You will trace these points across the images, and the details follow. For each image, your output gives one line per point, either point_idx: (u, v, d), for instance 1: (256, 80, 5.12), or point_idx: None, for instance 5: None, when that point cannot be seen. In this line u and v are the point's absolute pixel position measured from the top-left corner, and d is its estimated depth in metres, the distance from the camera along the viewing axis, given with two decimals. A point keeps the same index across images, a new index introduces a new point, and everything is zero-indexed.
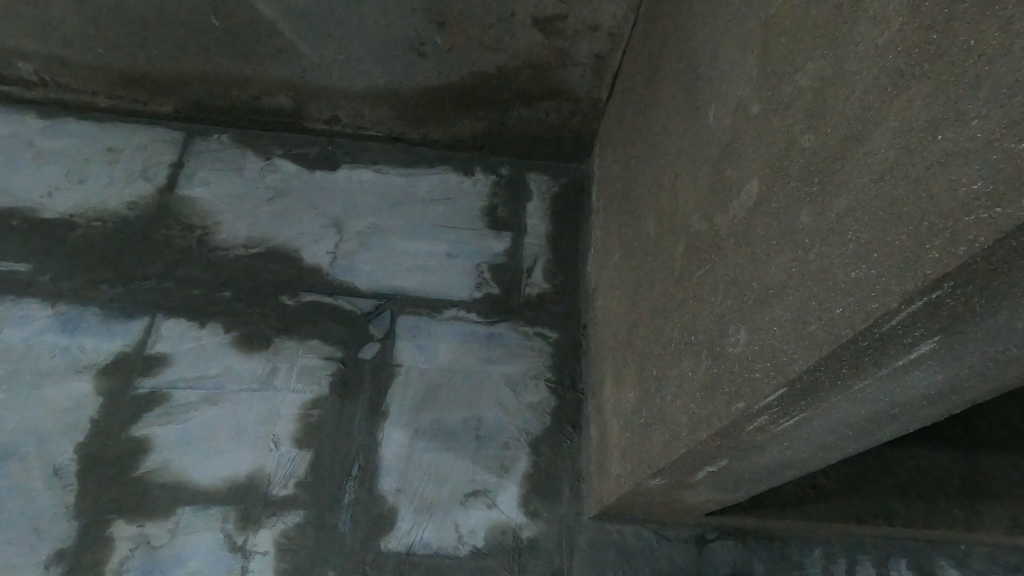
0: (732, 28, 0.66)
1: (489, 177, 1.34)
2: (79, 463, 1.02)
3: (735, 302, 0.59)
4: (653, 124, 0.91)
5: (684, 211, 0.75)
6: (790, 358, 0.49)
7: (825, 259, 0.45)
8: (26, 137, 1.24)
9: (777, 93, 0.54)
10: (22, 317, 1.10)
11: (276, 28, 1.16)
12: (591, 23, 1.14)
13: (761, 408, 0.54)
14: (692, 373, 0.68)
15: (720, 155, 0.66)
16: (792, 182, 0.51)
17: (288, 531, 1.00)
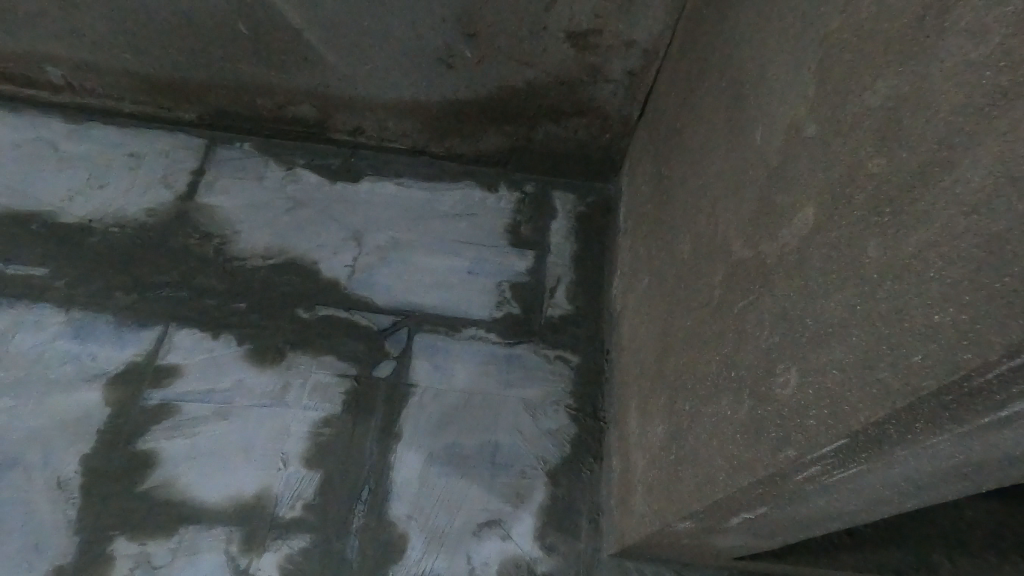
0: (786, 45, 0.62)
1: (514, 193, 1.30)
2: (84, 475, 0.98)
3: (784, 338, 0.54)
4: (691, 143, 0.86)
5: (725, 237, 0.70)
6: (853, 404, 0.44)
7: (899, 298, 0.40)
8: (50, 141, 1.23)
9: (841, 113, 0.50)
10: (35, 323, 1.08)
11: (304, 37, 1.14)
12: (626, 39, 1.10)
13: (814, 458, 0.49)
14: (731, 412, 0.63)
15: (768, 179, 0.61)
16: (857, 210, 0.46)
17: (292, 555, 0.96)
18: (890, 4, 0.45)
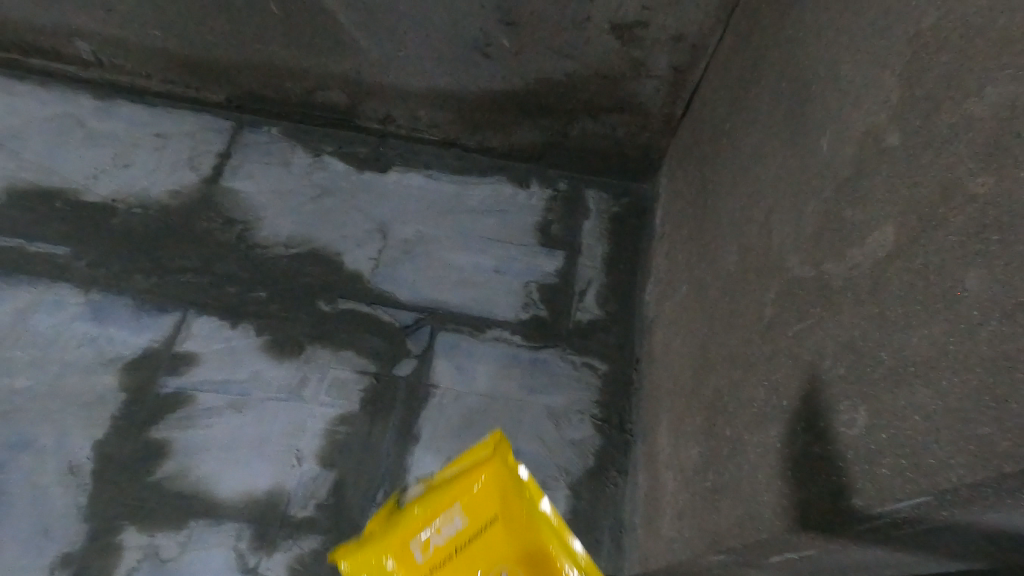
0: (865, 43, 0.55)
1: (547, 191, 1.26)
2: (95, 462, 0.96)
3: (850, 371, 0.49)
4: (742, 147, 0.81)
5: (779, 251, 0.65)
6: (942, 459, 0.40)
7: (1009, 341, 0.36)
8: (78, 118, 1.21)
9: (934, 122, 0.45)
10: (54, 303, 1.06)
11: (337, 20, 1.10)
12: (675, 33, 1.03)
13: (879, 513, 0.44)
14: (782, 446, 0.58)
15: (836, 191, 0.56)
16: (952, 234, 0.42)
17: (302, 557, 0.92)
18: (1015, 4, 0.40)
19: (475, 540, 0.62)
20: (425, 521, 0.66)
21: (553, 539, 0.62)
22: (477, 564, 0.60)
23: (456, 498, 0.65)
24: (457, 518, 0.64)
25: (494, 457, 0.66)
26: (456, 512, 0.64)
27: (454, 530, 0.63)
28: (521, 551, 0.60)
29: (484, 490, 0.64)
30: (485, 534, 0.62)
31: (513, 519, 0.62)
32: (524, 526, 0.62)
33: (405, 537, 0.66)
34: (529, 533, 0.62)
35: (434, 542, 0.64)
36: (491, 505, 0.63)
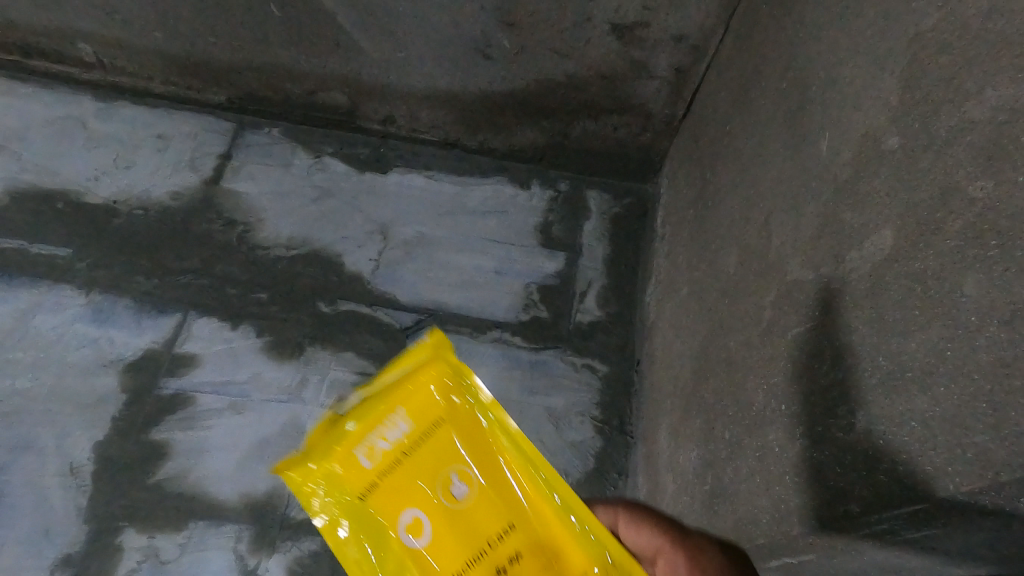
0: (866, 44, 0.55)
1: (547, 191, 1.25)
2: (96, 463, 0.96)
3: (848, 375, 0.49)
4: (743, 148, 0.80)
5: (779, 254, 0.64)
6: (939, 468, 0.40)
7: (1007, 349, 0.36)
8: (79, 119, 1.21)
9: (934, 125, 0.45)
10: (55, 304, 1.06)
11: (336, 21, 1.09)
12: (676, 33, 1.02)
13: (875, 521, 0.45)
14: (781, 450, 0.57)
15: (835, 194, 0.55)
16: (950, 239, 0.41)
17: (302, 558, 0.93)
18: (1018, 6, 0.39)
19: (423, 446, 0.44)
20: (366, 405, 0.44)
21: (519, 441, 0.45)
22: (422, 472, 0.44)
23: (401, 388, 0.45)
24: (400, 422, 0.44)
25: (438, 355, 0.46)
26: (403, 411, 0.45)
27: (396, 436, 0.44)
28: (479, 450, 0.44)
29: (425, 385, 0.45)
30: (432, 441, 0.44)
31: (464, 419, 0.45)
32: (480, 426, 0.45)
33: (340, 443, 0.44)
34: (486, 435, 0.45)
35: (376, 449, 0.44)
36: (437, 405, 0.45)
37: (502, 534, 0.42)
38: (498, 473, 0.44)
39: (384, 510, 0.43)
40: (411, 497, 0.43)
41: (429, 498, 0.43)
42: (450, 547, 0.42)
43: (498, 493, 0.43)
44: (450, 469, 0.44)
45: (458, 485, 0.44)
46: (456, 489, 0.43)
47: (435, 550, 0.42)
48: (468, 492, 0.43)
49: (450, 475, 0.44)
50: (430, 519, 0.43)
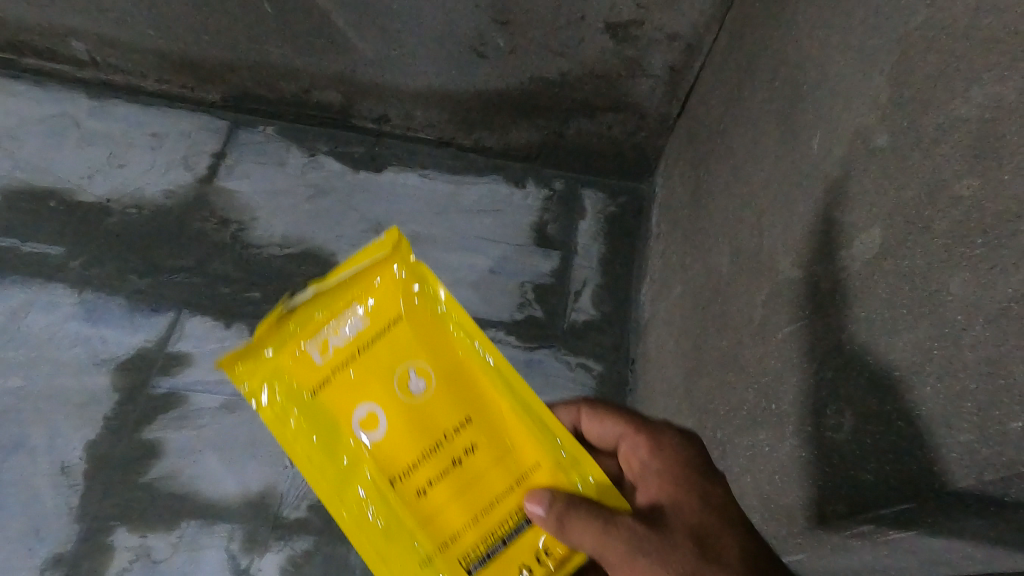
0: (856, 42, 0.55)
1: (542, 190, 1.25)
2: (88, 462, 0.96)
3: (837, 375, 0.49)
4: (736, 147, 0.80)
5: (770, 252, 0.64)
6: (926, 465, 0.40)
7: (993, 348, 0.36)
8: (72, 117, 1.20)
9: (922, 123, 0.44)
10: (48, 303, 1.05)
11: (330, 20, 1.08)
12: (670, 32, 1.02)
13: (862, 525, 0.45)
14: (771, 449, 0.57)
15: (825, 193, 0.55)
16: (937, 238, 0.41)
17: (295, 557, 0.92)
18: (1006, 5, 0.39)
19: (379, 342, 0.48)
20: (325, 305, 0.48)
21: (469, 331, 0.50)
22: (378, 366, 0.48)
23: (354, 283, 0.48)
24: (355, 317, 0.48)
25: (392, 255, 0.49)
26: (359, 306, 0.48)
27: (352, 330, 0.48)
28: (432, 343, 0.49)
29: (383, 285, 0.49)
30: (388, 337, 0.48)
31: (418, 314, 0.49)
32: (434, 322, 0.49)
33: (301, 340, 0.47)
34: (441, 332, 0.49)
35: (333, 344, 0.48)
36: (394, 304, 0.49)
37: (456, 416, 0.48)
38: (450, 365, 0.49)
39: (343, 399, 0.47)
40: (369, 390, 0.47)
41: (386, 391, 0.47)
42: (405, 432, 0.47)
43: (451, 385, 0.48)
44: (406, 364, 0.48)
45: (415, 378, 0.48)
46: (411, 381, 0.48)
47: (393, 436, 0.47)
48: (423, 383, 0.48)
49: (406, 369, 0.48)
50: (387, 411, 0.47)
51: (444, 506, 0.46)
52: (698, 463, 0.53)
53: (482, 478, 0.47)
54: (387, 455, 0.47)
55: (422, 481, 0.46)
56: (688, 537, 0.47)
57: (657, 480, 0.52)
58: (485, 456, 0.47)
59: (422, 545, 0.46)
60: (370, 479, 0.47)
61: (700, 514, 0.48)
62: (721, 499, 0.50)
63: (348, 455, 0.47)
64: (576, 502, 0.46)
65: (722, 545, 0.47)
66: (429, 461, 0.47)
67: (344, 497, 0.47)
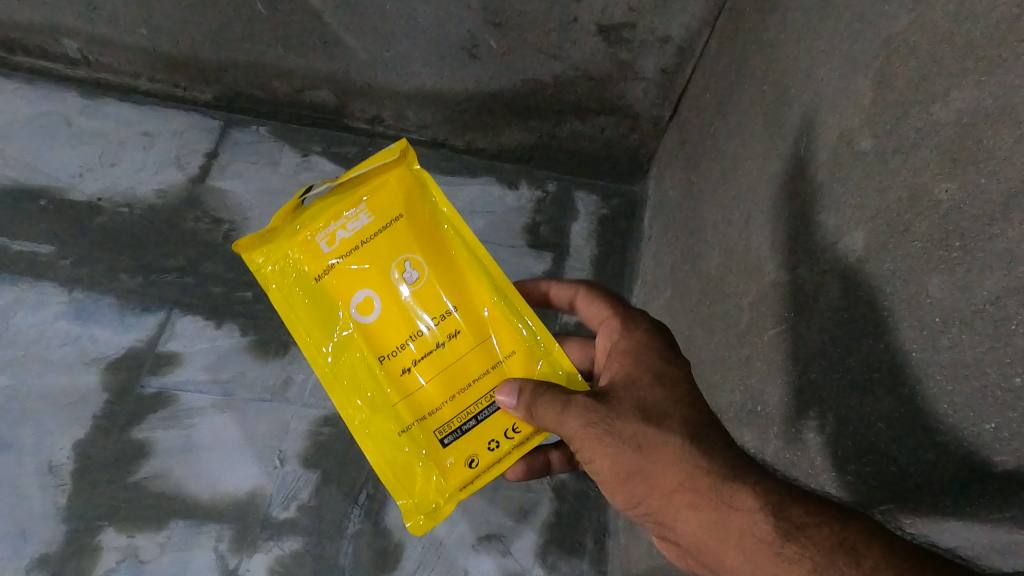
0: (841, 47, 0.55)
1: (535, 192, 1.26)
2: (76, 461, 0.95)
3: (820, 377, 0.50)
4: (725, 150, 0.80)
5: (757, 255, 0.65)
6: (904, 466, 0.41)
7: (969, 349, 0.37)
8: (64, 116, 1.20)
9: (902, 128, 0.45)
10: (37, 302, 1.05)
11: (323, 21, 1.08)
12: (662, 35, 1.02)
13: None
14: (755, 450, 0.58)
15: (810, 196, 0.56)
16: (917, 241, 0.42)
17: (284, 558, 0.93)
18: (986, 11, 0.39)
19: (380, 236, 0.62)
20: (338, 200, 0.62)
21: (458, 236, 0.64)
22: (379, 256, 0.61)
23: (365, 187, 0.62)
24: (363, 215, 0.62)
25: (399, 164, 0.63)
26: (365, 207, 0.62)
27: (360, 225, 0.62)
28: (425, 242, 0.62)
29: (389, 188, 0.63)
30: (388, 231, 0.62)
31: (418, 218, 0.63)
32: (429, 225, 0.63)
33: (318, 227, 0.62)
34: (434, 234, 0.63)
35: (340, 234, 0.61)
36: (396, 205, 0.62)
37: (440, 305, 0.62)
38: (439, 260, 0.63)
39: (349, 281, 0.61)
40: (369, 276, 0.61)
41: (382, 279, 0.61)
42: (397, 312, 0.61)
43: (438, 277, 0.62)
44: (401, 259, 0.62)
45: (409, 271, 0.62)
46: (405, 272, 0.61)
47: (386, 314, 0.61)
48: (415, 275, 0.62)
49: (402, 262, 0.62)
50: (382, 295, 0.61)
51: (426, 372, 0.61)
52: (660, 345, 0.58)
53: (458, 355, 0.62)
54: (382, 327, 0.61)
55: (408, 354, 0.61)
56: (634, 406, 0.53)
57: (622, 358, 0.58)
58: (463, 341, 0.62)
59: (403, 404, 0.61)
60: (366, 347, 0.62)
61: (649, 387, 0.55)
62: (678, 375, 0.56)
63: (352, 326, 0.62)
64: (539, 393, 0.55)
65: (664, 411, 0.53)
66: (416, 339, 0.61)
67: (347, 355, 0.62)
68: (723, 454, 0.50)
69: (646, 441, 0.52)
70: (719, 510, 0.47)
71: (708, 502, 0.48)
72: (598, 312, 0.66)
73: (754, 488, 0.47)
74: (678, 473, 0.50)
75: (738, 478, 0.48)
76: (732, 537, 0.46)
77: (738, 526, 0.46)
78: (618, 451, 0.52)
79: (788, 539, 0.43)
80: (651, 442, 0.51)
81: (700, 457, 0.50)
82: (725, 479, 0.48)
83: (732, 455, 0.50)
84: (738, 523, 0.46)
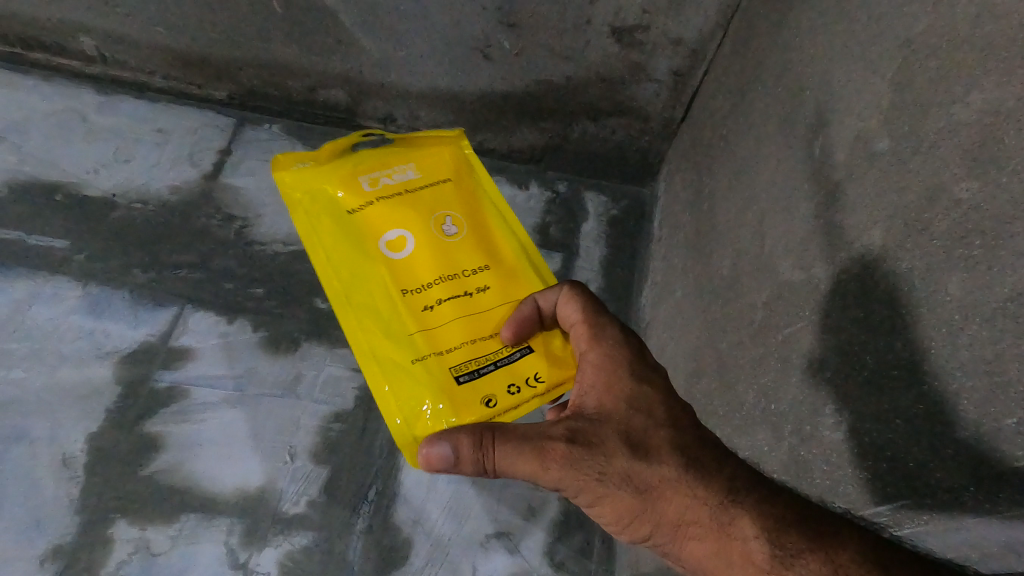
0: (858, 49, 0.55)
1: (545, 192, 1.26)
2: (90, 454, 0.96)
3: (836, 376, 0.50)
4: (738, 152, 0.81)
5: (771, 255, 0.65)
6: (922, 462, 0.42)
7: (990, 346, 0.38)
8: (80, 111, 1.21)
9: (921, 127, 0.46)
10: (52, 295, 1.05)
11: (338, 20, 1.09)
12: (674, 37, 1.03)
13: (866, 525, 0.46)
14: (769, 449, 0.58)
15: (826, 196, 0.56)
16: (936, 239, 0.43)
17: (293, 553, 0.93)
18: (1006, 11, 0.40)
19: (424, 190, 0.89)
20: (393, 161, 0.90)
21: (493, 210, 0.92)
22: (422, 210, 0.87)
23: (415, 155, 0.92)
24: (410, 172, 0.90)
25: (450, 143, 0.95)
26: (411, 168, 0.91)
27: (406, 178, 0.89)
28: (458, 207, 0.89)
29: (438, 164, 0.93)
30: (432, 191, 0.89)
31: (456, 186, 0.92)
32: (465, 195, 0.91)
33: (375, 171, 0.89)
34: (466, 201, 0.90)
35: (388, 180, 0.88)
36: (443, 172, 0.92)
37: (467, 251, 0.84)
38: (473, 221, 0.88)
39: (392, 222, 0.85)
40: (411, 219, 0.85)
41: (421, 224, 0.85)
42: (430, 250, 0.83)
43: (470, 235, 0.86)
44: (441, 216, 0.87)
45: (446, 225, 0.86)
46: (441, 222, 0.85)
47: (418, 250, 0.83)
48: (449, 227, 0.86)
49: (440, 217, 0.87)
50: (416, 236, 0.84)
51: (445, 306, 0.79)
52: (631, 358, 0.63)
53: (476, 304, 0.80)
54: (414, 262, 0.82)
55: (434, 288, 0.80)
56: (623, 442, 0.56)
57: (593, 384, 0.62)
58: (486, 293, 0.81)
59: (423, 329, 0.77)
60: (395, 273, 0.81)
61: (628, 417, 0.58)
62: (657, 402, 0.59)
63: (384, 254, 0.82)
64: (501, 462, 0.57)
65: (652, 443, 0.56)
66: (441, 282, 0.80)
67: (373, 275, 0.81)
68: (721, 480, 0.53)
69: (640, 478, 0.55)
70: (721, 537, 0.51)
71: (710, 531, 0.52)
72: (569, 316, 0.70)
73: (752, 515, 0.50)
74: (680, 506, 0.53)
75: (737, 503, 0.51)
76: (735, 563, 0.50)
77: (738, 553, 0.50)
78: (615, 494, 0.55)
79: (784, 568, 0.47)
80: (647, 480, 0.54)
81: (698, 488, 0.53)
82: (724, 506, 0.52)
83: (727, 478, 0.53)
84: (739, 550, 0.50)
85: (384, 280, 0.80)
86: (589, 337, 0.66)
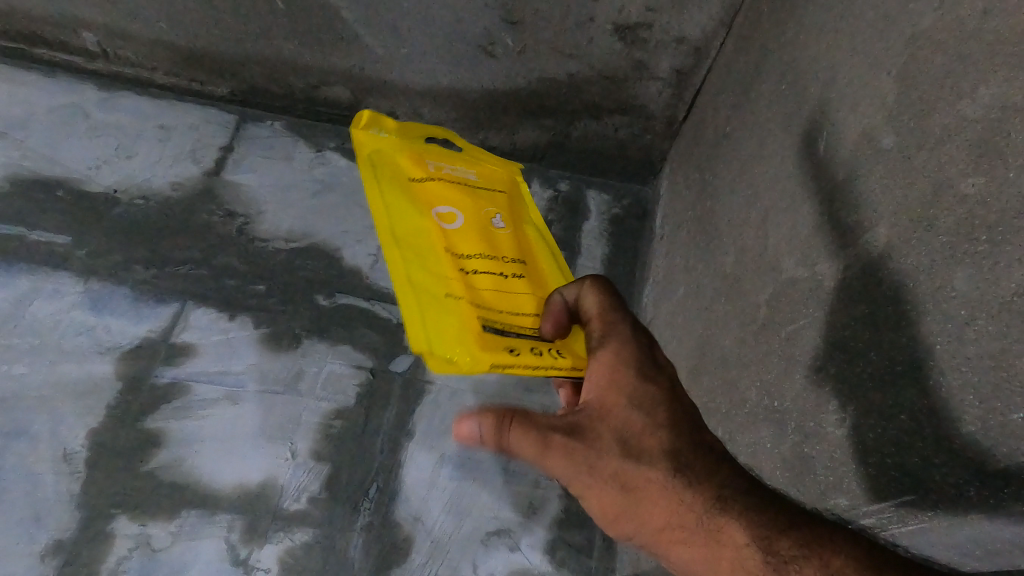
0: (862, 47, 0.56)
1: (547, 191, 1.25)
2: (90, 450, 0.95)
3: (839, 374, 0.50)
4: (741, 150, 0.81)
5: (773, 253, 0.65)
6: (926, 458, 0.42)
7: (996, 341, 0.38)
8: (81, 107, 1.20)
9: (926, 124, 0.46)
10: (53, 291, 1.05)
11: (342, 17, 1.10)
12: (677, 35, 1.03)
13: (866, 522, 0.46)
14: (770, 446, 0.58)
15: (830, 194, 0.56)
16: (942, 236, 0.43)
17: (293, 549, 0.93)
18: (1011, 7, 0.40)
19: (481, 190, 1.01)
20: (459, 159, 1.03)
21: (537, 219, 1.03)
22: (477, 201, 0.97)
23: (475, 161, 1.05)
24: (469, 174, 1.02)
25: (508, 165, 1.08)
26: (472, 171, 1.03)
27: (464, 177, 1.02)
28: (506, 209, 0.99)
29: (489, 172, 1.06)
30: (490, 192, 1.02)
31: (508, 194, 1.04)
32: (518, 201, 1.04)
33: (437, 159, 1.00)
34: (516, 204, 1.03)
35: (452, 171, 1.00)
36: (498, 182, 1.05)
37: (508, 243, 0.93)
38: (521, 222, 1.00)
39: (450, 201, 0.95)
40: (466, 204, 0.96)
41: (474, 212, 0.95)
42: (477, 229, 0.92)
43: (519, 231, 0.98)
44: (495, 214, 0.98)
45: (495, 220, 0.97)
46: (491, 215, 0.96)
47: (468, 227, 0.92)
48: (499, 222, 0.97)
49: (492, 214, 0.97)
50: (467, 216, 0.94)
51: (482, 274, 0.86)
52: (640, 357, 0.62)
53: (510, 283, 0.86)
54: (460, 233, 0.91)
55: (476, 259, 0.88)
56: (616, 439, 0.56)
57: (598, 377, 0.61)
58: (521, 280, 0.88)
59: (461, 285, 0.84)
60: (444, 237, 0.90)
61: (625, 414, 0.58)
62: (657, 402, 0.59)
63: (437, 221, 0.92)
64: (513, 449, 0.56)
65: (646, 444, 0.56)
66: (480, 253, 0.89)
67: (423, 233, 0.90)
68: (712, 487, 0.53)
69: (629, 479, 0.55)
70: (709, 545, 0.51)
71: (697, 537, 0.52)
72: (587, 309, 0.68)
73: (742, 520, 0.51)
74: (667, 510, 0.53)
75: (726, 511, 0.51)
76: (722, 568, 0.51)
77: (727, 560, 0.50)
78: (603, 489, 0.55)
79: (777, 574, 0.48)
80: (636, 481, 0.55)
81: (688, 493, 0.53)
82: (713, 513, 0.52)
83: (719, 486, 0.53)
84: (728, 557, 0.50)
85: (434, 239, 0.90)
86: (601, 332, 0.65)
